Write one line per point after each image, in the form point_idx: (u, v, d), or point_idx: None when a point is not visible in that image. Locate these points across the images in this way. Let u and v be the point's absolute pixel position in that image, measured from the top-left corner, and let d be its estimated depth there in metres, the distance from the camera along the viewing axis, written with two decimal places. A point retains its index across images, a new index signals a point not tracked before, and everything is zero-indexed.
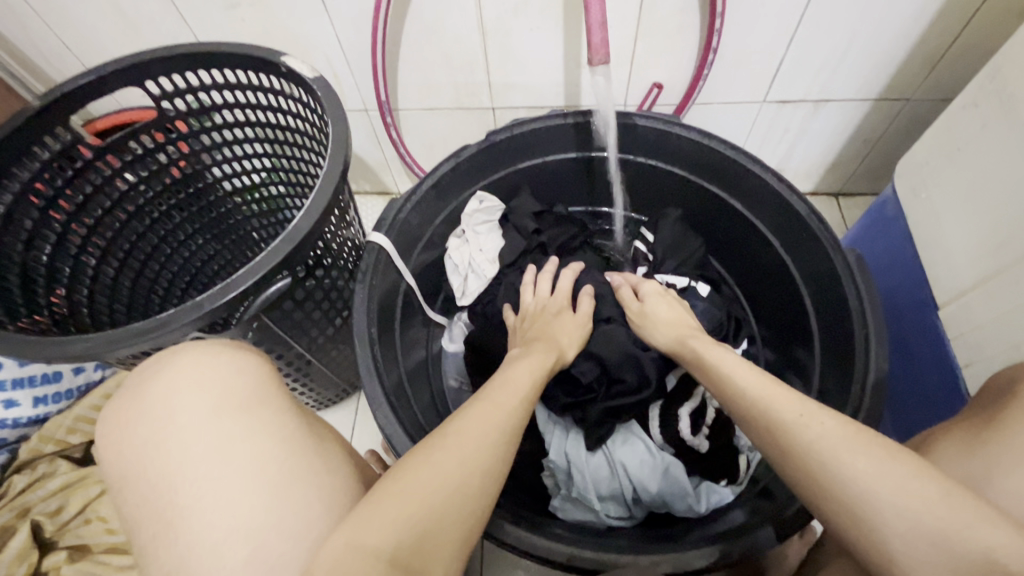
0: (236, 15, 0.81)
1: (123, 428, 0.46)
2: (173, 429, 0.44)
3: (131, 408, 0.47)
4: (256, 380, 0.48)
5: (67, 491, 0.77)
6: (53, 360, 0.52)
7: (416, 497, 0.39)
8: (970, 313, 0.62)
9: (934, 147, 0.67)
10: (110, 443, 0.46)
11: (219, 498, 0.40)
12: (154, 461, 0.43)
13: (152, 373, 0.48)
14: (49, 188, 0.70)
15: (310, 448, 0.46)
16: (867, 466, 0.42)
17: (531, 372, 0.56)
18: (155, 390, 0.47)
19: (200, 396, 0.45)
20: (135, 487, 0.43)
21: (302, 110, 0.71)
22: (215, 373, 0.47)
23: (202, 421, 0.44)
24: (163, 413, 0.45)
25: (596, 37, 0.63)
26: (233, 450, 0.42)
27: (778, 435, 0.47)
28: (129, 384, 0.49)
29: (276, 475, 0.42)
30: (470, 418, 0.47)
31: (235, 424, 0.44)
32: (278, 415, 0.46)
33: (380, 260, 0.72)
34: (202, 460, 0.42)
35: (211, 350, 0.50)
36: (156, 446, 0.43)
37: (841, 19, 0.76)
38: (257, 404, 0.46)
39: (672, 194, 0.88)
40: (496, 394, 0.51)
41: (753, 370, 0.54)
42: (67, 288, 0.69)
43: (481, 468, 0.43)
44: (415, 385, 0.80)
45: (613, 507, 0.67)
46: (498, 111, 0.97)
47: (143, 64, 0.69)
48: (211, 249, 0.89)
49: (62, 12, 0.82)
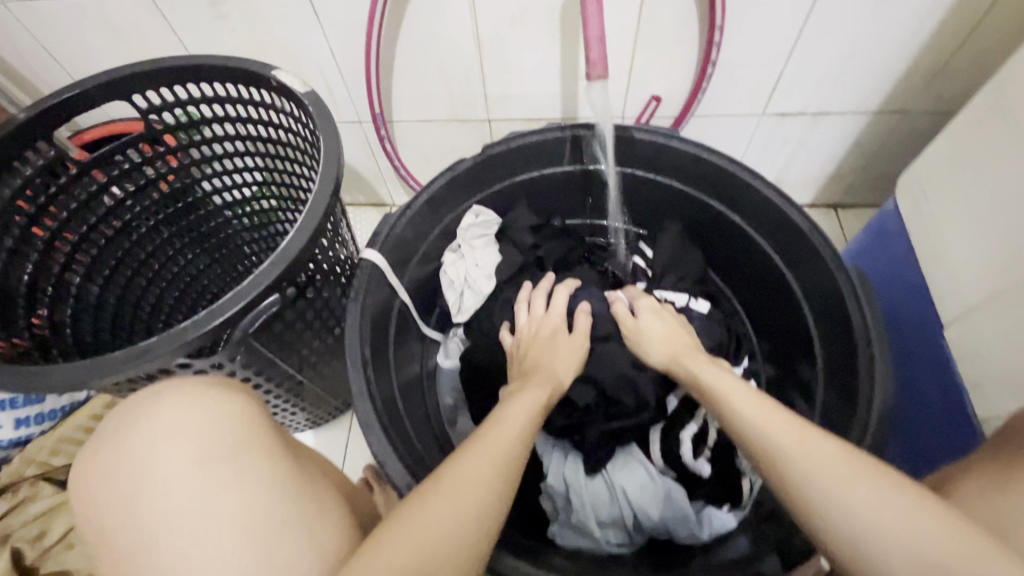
0: (226, 26, 0.79)
1: (105, 472, 0.45)
2: (161, 476, 0.43)
3: (113, 452, 0.46)
4: (245, 421, 0.48)
5: (49, 515, 0.75)
6: (29, 390, 0.50)
7: (411, 545, 0.39)
8: (977, 331, 0.60)
9: (936, 163, 0.66)
10: (91, 486, 0.45)
11: (203, 546, 0.41)
12: (138, 510, 0.43)
13: (134, 414, 0.47)
14: (31, 205, 0.68)
15: (297, 486, 0.46)
16: (868, 498, 0.41)
17: (526, 404, 0.55)
18: (141, 431, 0.46)
19: (187, 442, 0.45)
20: (120, 534, 0.42)
21: (294, 124, 0.70)
22: (203, 416, 0.47)
23: (188, 468, 0.44)
24: (148, 458, 0.44)
25: (595, 52, 0.62)
26: (218, 501, 0.42)
27: (779, 463, 0.45)
28: (110, 424, 0.48)
29: (254, 525, 0.42)
30: (465, 458, 0.46)
31: (222, 471, 0.44)
32: (265, 458, 0.46)
33: (374, 277, 0.70)
34: (189, 510, 0.42)
35: (201, 388, 0.49)
36: (139, 496, 0.43)
37: (841, 31, 0.75)
38: (245, 447, 0.46)
39: (671, 207, 0.86)
40: (492, 431, 0.50)
41: (752, 393, 0.52)
42: (49, 309, 0.68)
43: (474, 510, 0.42)
44: (409, 404, 0.78)
45: (613, 533, 0.65)
46: (494, 123, 0.95)
47: (130, 77, 0.68)
48: (200, 265, 0.87)
49: (48, 23, 0.80)
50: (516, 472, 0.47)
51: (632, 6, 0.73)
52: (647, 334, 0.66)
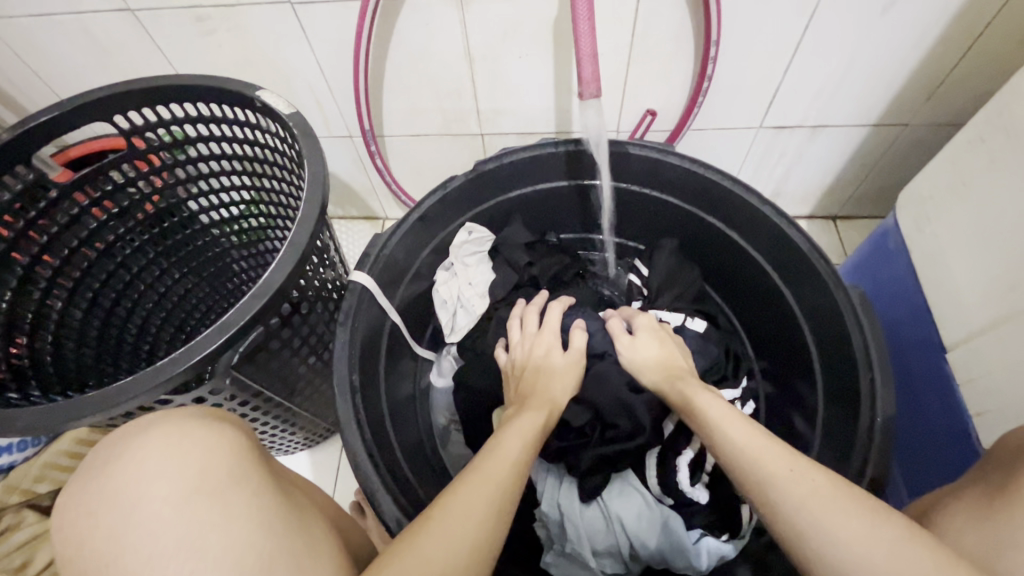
0: (211, 42, 0.78)
1: (82, 515, 0.40)
2: (142, 519, 0.38)
3: (93, 494, 0.41)
4: (235, 456, 0.44)
5: (33, 545, 0.68)
6: (3, 433, 0.48)
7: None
8: (981, 355, 0.59)
9: (937, 180, 0.65)
10: (67, 533, 0.40)
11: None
12: (112, 559, 0.37)
13: (118, 451, 0.43)
14: (11, 229, 0.66)
15: (291, 528, 0.42)
16: (855, 533, 0.39)
17: (520, 432, 0.53)
18: (123, 469, 0.41)
19: (173, 479, 0.40)
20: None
21: (279, 144, 0.68)
22: (190, 449, 0.42)
23: (172, 508, 0.39)
24: (128, 499, 0.39)
25: (588, 70, 0.60)
26: (205, 544, 0.38)
27: (766, 495, 0.43)
28: (94, 461, 0.44)
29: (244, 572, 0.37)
30: (454, 497, 0.43)
31: (209, 513, 0.39)
32: (255, 499, 0.42)
33: (365, 299, 0.68)
34: (172, 556, 0.37)
35: (190, 422, 0.45)
36: (118, 539, 0.38)
37: (839, 45, 0.73)
38: (233, 485, 0.41)
39: (667, 222, 0.85)
40: (482, 465, 0.48)
41: (742, 420, 0.50)
42: (29, 336, 0.65)
43: (464, 554, 0.40)
44: (400, 427, 0.76)
45: (608, 561, 0.65)
46: (487, 138, 0.94)
47: (111, 98, 0.66)
48: (188, 284, 0.85)
49: (30, 41, 0.79)
50: (510, 510, 0.45)
51: (625, 21, 0.72)
52: (642, 355, 0.64)
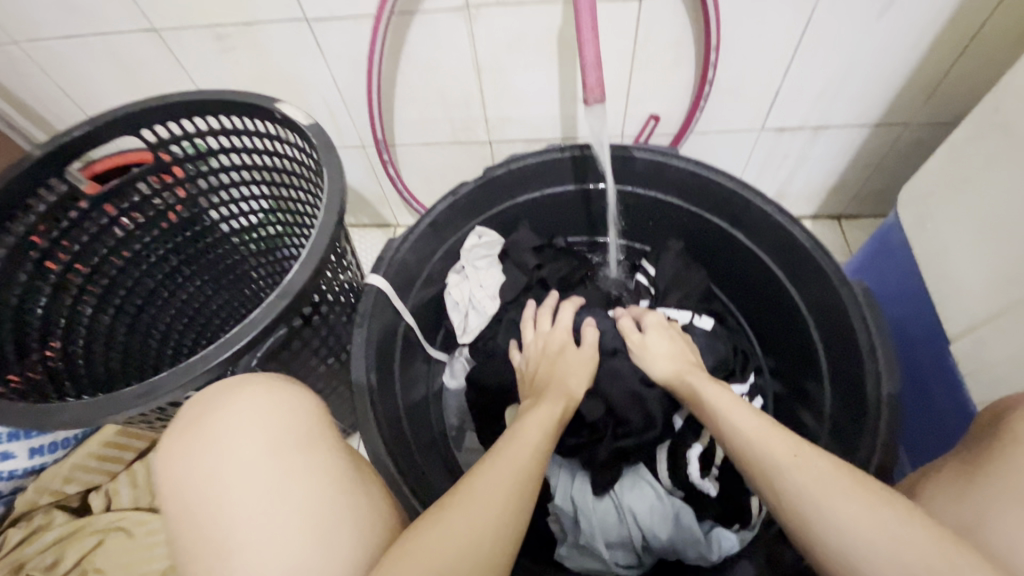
0: (231, 59, 0.81)
1: (181, 456, 0.44)
2: (234, 466, 0.42)
3: (191, 440, 0.45)
4: (314, 419, 0.48)
5: (62, 544, 0.76)
6: (42, 427, 0.51)
7: (428, 566, 0.38)
8: (984, 347, 0.60)
9: (935, 177, 0.66)
10: (167, 471, 0.44)
11: (271, 538, 0.39)
12: (208, 497, 0.41)
13: (212, 405, 0.47)
14: (44, 240, 0.69)
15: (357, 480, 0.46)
16: (863, 508, 0.40)
17: (539, 421, 0.55)
18: (225, 417, 0.46)
19: (263, 431, 0.45)
20: (192, 523, 0.41)
21: (298, 154, 0.71)
22: (277, 411, 0.46)
23: (262, 457, 0.43)
24: (223, 447, 0.43)
25: (591, 78, 0.63)
26: (288, 493, 0.41)
27: (772, 480, 0.44)
28: (186, 415, 0.47)
29: (320, 517, 0.41)
30: (477, 479, 0.45)
31: (293, 465, 0.43)
32: (334, 454, 0.46)
33: (380, 301, 0.71)
34: (259, 498, 0.41)
35: (279, 383, 0.50)
36: (214, 480, 0.42)
37: (836, 48, 0.76)
38: (312, 443, 0.45)
39: (672, 224, 0.87)
40: (506, 450, 0.50)
41: (750, 410, 0.52)
42: (62, 340, 0.69)
43: (494, 517, 0.42)
44: (415, 426, 0.78)
45: (621, 554, 0.66)
46: (495, 145, 0.96)
47: (137, 114, 0.70)
48: (209, 291, 0.88)
49: (61, 61, 0.83)
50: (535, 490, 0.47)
51: (627, 29, 0.74)
52: (651, 351, 0.66)
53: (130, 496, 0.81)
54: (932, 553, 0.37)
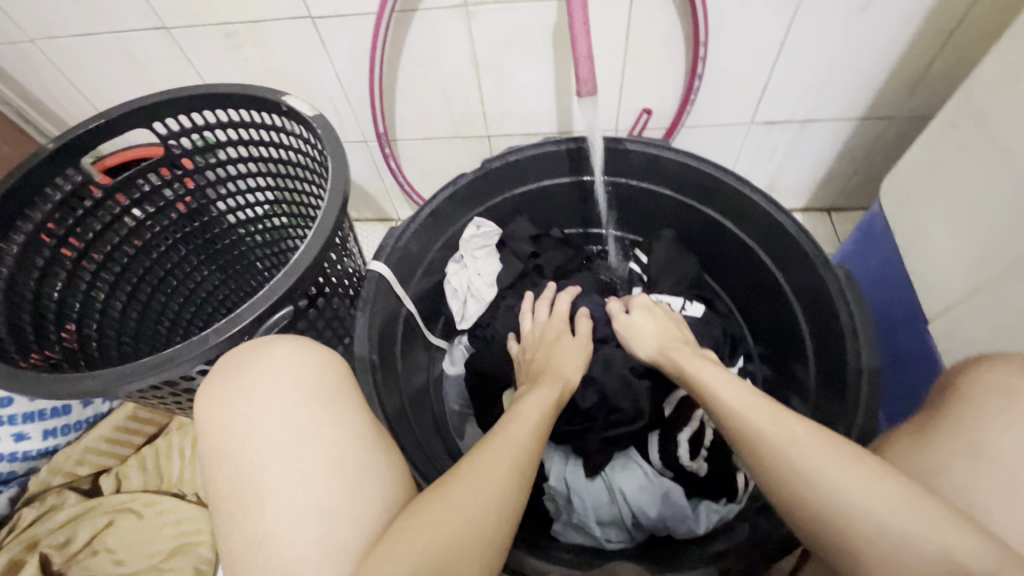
0: (239, 56, 0.84)
1: (220, 401, 0.48)
2: (267, 414, 0.46)
3: (229, 385, 0.49)
4: (342, 380, 0.51)
5: (74, 523, 0.79)
6: (62, 397, 0.53)
7: (431, 534, 0.40)
8: (962, 325, 0.63)
9: (915, 166, 0.69)
10: (207, 415, 0.48)
11: (302, 480, 0.43)
12: (244, 440, 0.45)
13: (250, 358, 0.51)
14: (59, 228, 0.72)
15: (379, 438, 0.49)
16: (840, 465, 0.42)
17: (537, 403, 0.58)
18: (263, 368, 0.49)
19: (297, 386, 0.48)
20: (229, 463, 0.45)
21: (303, 145, 0.74)
22: (308, 370, 0.50)
23: (296, 407, 0.47)
24: (258, 397, 0.47)
25: (584, 70, 0.66)
26: (319, 440, 0.45)
27: (753, 446, 0.47)
28: (228, 362, 0.51)
29: (347, 466, 0.44)
30: (480, 456, 0.48)
31: (325, 416, 0.47)
32: (360, 413, 0.50)
33: (381, 287, 0.74)
34: (293, 443, 0.44)
35: (308, 345, 0.53)
36: (250, 425, 0.46)
37: (821, 43, 0.78)
38: (340, 398, 0.49)
39: (665, 214, 0.89)
40: (507, 431, 0.52)
41: (735, 382, 0.53)
42: (77, 323, 0.72)
43: (500, 496, 0.45)
44: (416, 410, 0.81)
45: (613, 531, 0.68)
46: (493, 140, 0.99)
47: (150, 107, 0.73)
48: (215, 280, 0.92)
49: (74, 59, 0.86)
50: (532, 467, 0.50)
51: (620, 25, 0.77)
52: (639, 335, 0.68)
53: (139, 479, 0.85)
54: (903, 502, 0.39)
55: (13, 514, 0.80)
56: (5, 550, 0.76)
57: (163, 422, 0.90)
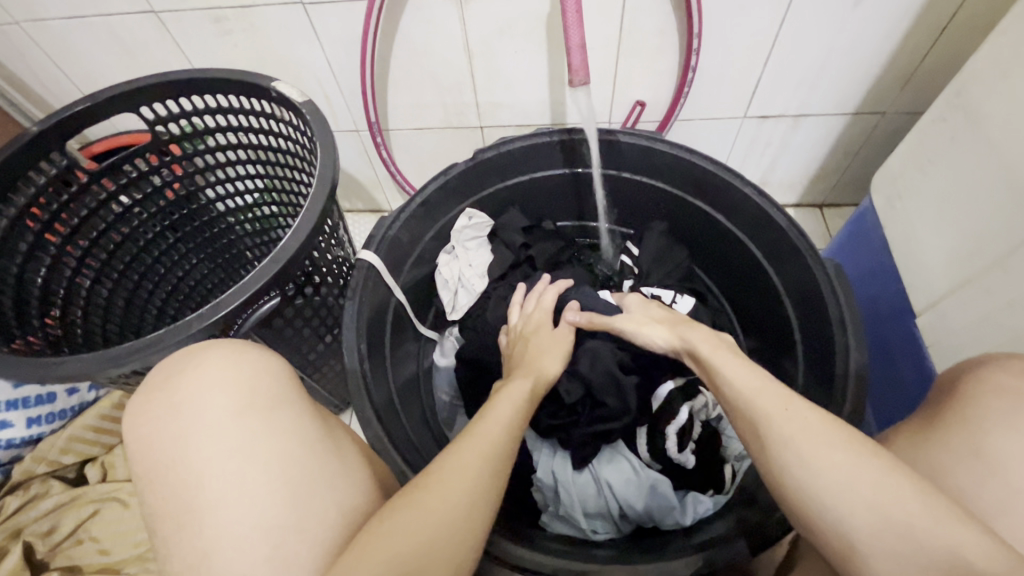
0: (229, 42, 0.83)
1: (152, 419, 0.46)
2: (199, 430, 0.44)
3: (160, 401, 0.47)
4: (279, 381, 0.49)
5: (60, 511, 0.79)
6: (42, 380, 0.52)
7: (400, 542, 0.40)
8: (949, 318, 0.63)
9: (905, 161, 0.70)
10: (140, 436, 0.46)
11: (242, 493, 0.42)
12: (178, 456, 0.43)
13: (178, 371, 0.49)
14: (45, 212, 0.71)
15: (324, 443, 0.47)
16: (816, 451, 0.43)
17: (510, 399, 0.57)
18: (192, 380, 0.47)
19: (228, 393, 0.46)
20: (163, 482, 0.43)
21: (293, 132, 0.73)
22: (242, 375, 0.48)
23: (228, 419, 0.45)
24: (191, 409, 0.45)
25: (577, 59, 0.65)
26: (253, 453, 0.43)
27: (761, 427, 0.47)
28: (156, 376, 0.49)
29: (290, 478, 0.43)
30: (448, 461, 0.48)
31: (256, 426, 0.45)
32: (297, 419, 0.47)
33: (371, 275, 0.73)
34: (226, 458, 0.43)
35: (244, 349, 0.51)
36: (183, 440, 0.44)
37: (815, 37, 0.78)
38: (277, 407, 0.47)
39: (657, 206, 0.89)
40: (482, 428, 0.52)
41: (745, 365, 0.53)
42: (62, 310, 0.71)
43: (466, 502, 0.45)
44: (406, 400, 0.80)
45: (600, 523, 0.67)
46: (486, 130, 0.99)
47: (138, 90, 0.72)
48: (204, 270, 0.91)
49: (59, 41, 0.85)
50: (507, 467, 0.50)
51: (614, 15, 0.77)
52: (649, 325, 0.66)
53: (126, 468, 0.84)
54: (884, 488, 0.40)
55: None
56: None
57: None
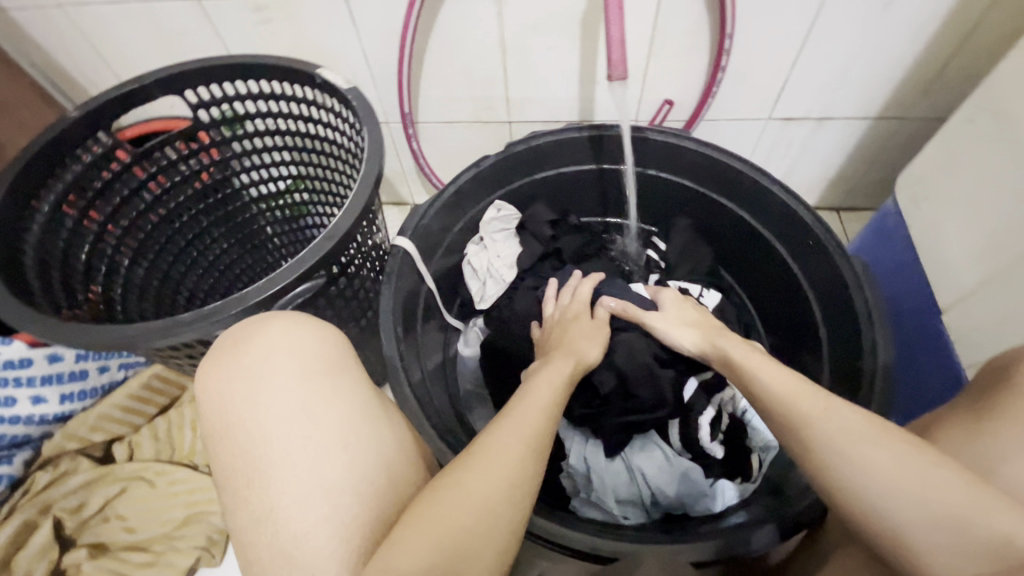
0: (268, 30, 0.85)
1: (222, 380, 0.50)
2: (269, 392, 0.48)
3: (229, 364, 0.50)
4: (338, 351, 0.53)
5: (87, 489, 0.80)
6: (94, 345, 0.54)
7: (452, 521, 0.42)
8: (974, 315, 0.65)
9: (930, 164, 0.72)
10: (210, 394, 0.50)
11: (306, 454, 0.45)
12: (250, 415, 0.47)
13: (247, 334, 0.52)
14: (81, 199, 0.72)
15: (381, 413, 0.51)
16: (853, 444, 0.45)
17: (549, 381, 0.58)
18: (258, 345, 0.51)
19: (294, 359, 0.50)
20: (234, 439, 0.47)
21: (334, 120, 0.74)
22: (307, 342, 0.52)
23: (293, 383, 0.48)
24: (261, 370, 0.49)
25: (616, 54, 0.67)
26: (316, 416, 0.47)
27: (801, 429, 0.48)
28: (223, 341, 0.52)
29: (352, 439, 0.47)
30: (494, 436, 0.49)
31: (324, 389, 0.49)
32: (358, 386, 0.51)
33: (405, 262, 0.75)
34: (294, 418, 0.46)
35: (306, 321, 0.54)
36: (253, 402, 0.47)
37: (842, 41, 0.80)
38: (337, 373, 0.51)
39: (682, 204, 0.91)
40: (519, 410, 0.53)
41: (782, 370, 0.54)
42: (103, 285, 0.72)
43: (508, 481, 0.46)
44: (434, 387, 0.82)
45: (631, 509, 0.70)
46: (514, 125, 1.00)
47: (183, 74, 0.73)
48: (233, 255, 0.92)
49: (102, 26, 0.86)
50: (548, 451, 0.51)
51: (648, 14, 0.79)
52: (680, 326, 0.68)
53: (152, 448, 0.85)
54: (921, 492, 0.41)
55: (28, 477, 0.81)
56: (20, 511, 0.77)
57: (176, 394, 0.89)
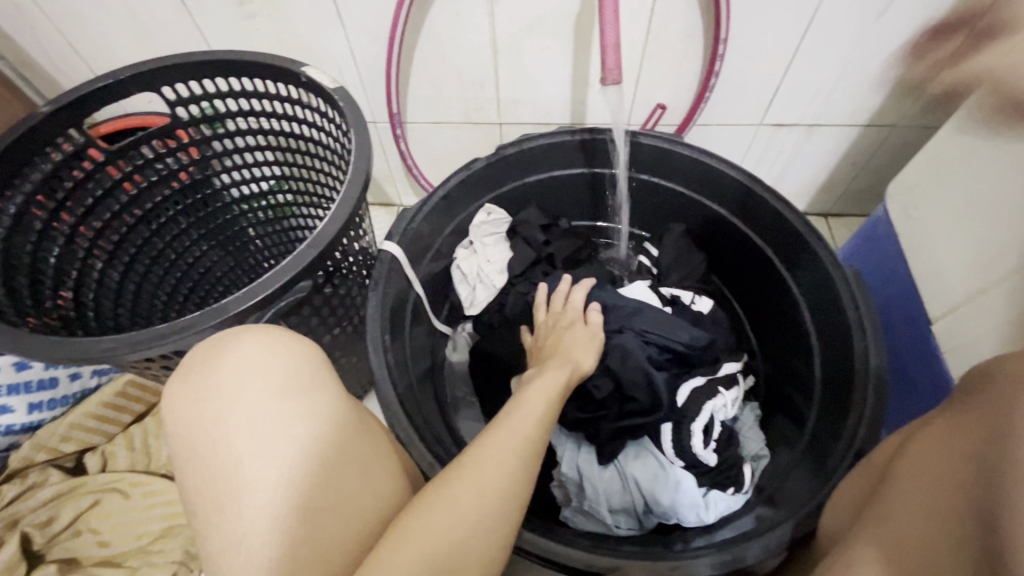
0: (251, 26, 0.82)
1: (190, 399, 0.47)
2: (240, 412, 0.45)
3: (197, 383, 0.48)
4: (315, 366, 0.51)
5: (58, 502, 0.76)
6: (60, 360, 0.51)
7: (441, 539, 0.40)
8: (964, 325, 0.66)
9: (923, 172, 0.71)
10: (178, 414, 0.47)
11: (279, 478, 0.43)
12: (218, 436, 0.45)
13: (219, 350, 0.50)
14: (51, 200, 0.68)
15: (360, 431, 0.49)
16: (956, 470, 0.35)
17: (544, 390, 0.57)
18: (230, 362, 0.48)
19: (268, 375, 0.48)
20: (202, 462, 0.44)
21: (320, 120, 0.72)
22: (283, 357, 0.49)
23: (270, 400, 0.46)
24: (231, 389, 0.47)
25: (611, 58, 0.66)
26: (294, 434, 0.45)
27: None
28: (193, 357, 0.50)
29: (331, 459, 0.45)
30: (484, 447, 0.47)
31: (297, 408, 0.46)
32: (338, 402, 0.49)
33: (393, 267, 0.72)
34: (266, 440, 0.44)
35: (279, 334, 0.52)
36: (223, 422, 0.45)
37: (836, 47, 0.80)
38: (315, 387, 0.49)
39: (674, 209, 0.90)
40: (511, 420, 0.51)
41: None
42: (73, 291, 0.69)
43: (497, 497, 0.44)
44: (423, 395, 0.80)
45: (624, 518, 0.69)
46: (505, 127, 0.99)
47: (159, 69, 0.69)
48: (214, 257, 0.89)
49: (76, 18, 0.82)
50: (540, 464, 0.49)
51: (643, 17, 0.77)
52: None
53: (126, 458, 0.81)
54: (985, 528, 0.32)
55: None
56: None
57: (152, 401, 0.87)
